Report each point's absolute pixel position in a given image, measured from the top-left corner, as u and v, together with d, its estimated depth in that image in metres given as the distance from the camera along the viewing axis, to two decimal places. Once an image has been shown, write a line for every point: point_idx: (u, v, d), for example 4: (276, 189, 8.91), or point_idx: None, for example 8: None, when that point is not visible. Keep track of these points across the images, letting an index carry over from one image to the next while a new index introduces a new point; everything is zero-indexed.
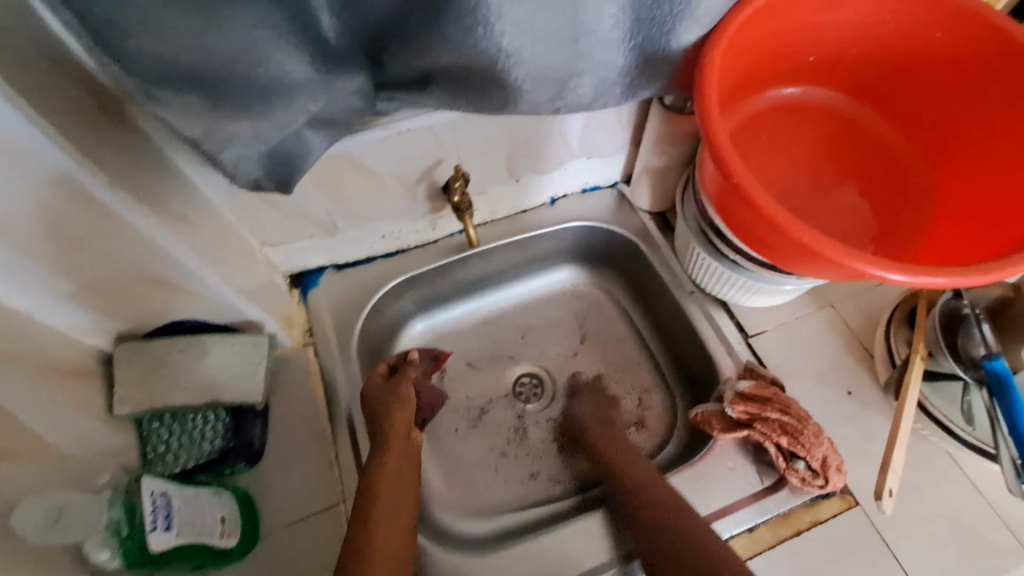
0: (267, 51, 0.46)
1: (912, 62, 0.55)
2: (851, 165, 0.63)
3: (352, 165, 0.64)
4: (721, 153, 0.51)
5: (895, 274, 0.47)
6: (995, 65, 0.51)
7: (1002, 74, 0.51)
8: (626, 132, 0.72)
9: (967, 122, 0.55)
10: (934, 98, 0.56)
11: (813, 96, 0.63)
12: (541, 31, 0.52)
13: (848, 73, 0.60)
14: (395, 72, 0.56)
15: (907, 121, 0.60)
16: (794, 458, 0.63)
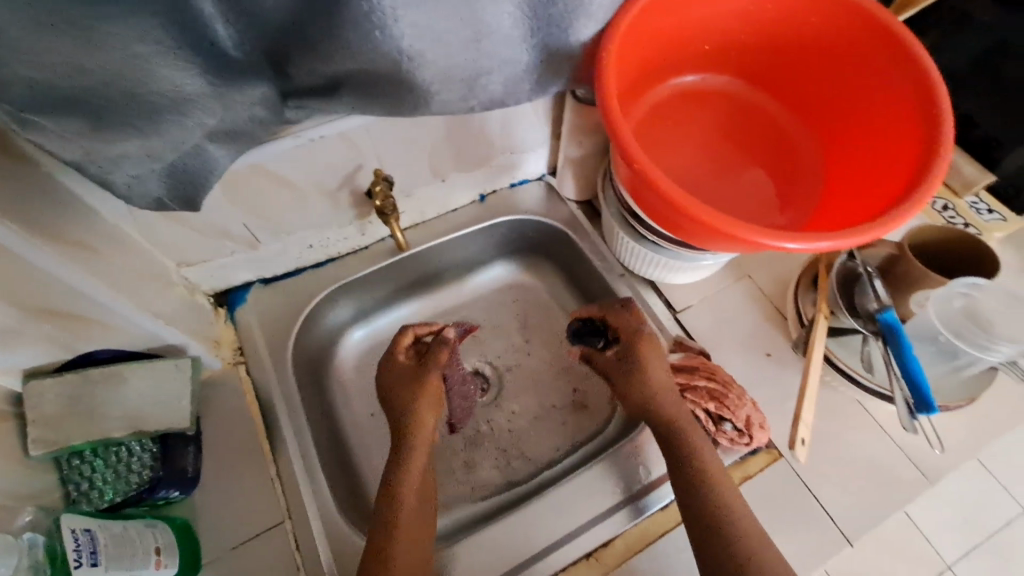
0: (150, 67, 0.40)
1: (796, 45, 0.57)
2: (751, 148, 0.64)
3: (265, 175, 0.60)
4: (622, 140, 0.51)
5: (791, 244, 0.48)
6: (865, 43, 0.53)
7: (871, 52, 0.53)
8: (545, 124, 0.75)
9: (846, 100, 0.57)
10: (821, 79, 0.58)
11: (710, 83, 0.64)
12: (442, 33, 0.48)
13: (741, 59, 0.61)
14: (303, 81, 0.51)
15: (796, 103, 0.62)
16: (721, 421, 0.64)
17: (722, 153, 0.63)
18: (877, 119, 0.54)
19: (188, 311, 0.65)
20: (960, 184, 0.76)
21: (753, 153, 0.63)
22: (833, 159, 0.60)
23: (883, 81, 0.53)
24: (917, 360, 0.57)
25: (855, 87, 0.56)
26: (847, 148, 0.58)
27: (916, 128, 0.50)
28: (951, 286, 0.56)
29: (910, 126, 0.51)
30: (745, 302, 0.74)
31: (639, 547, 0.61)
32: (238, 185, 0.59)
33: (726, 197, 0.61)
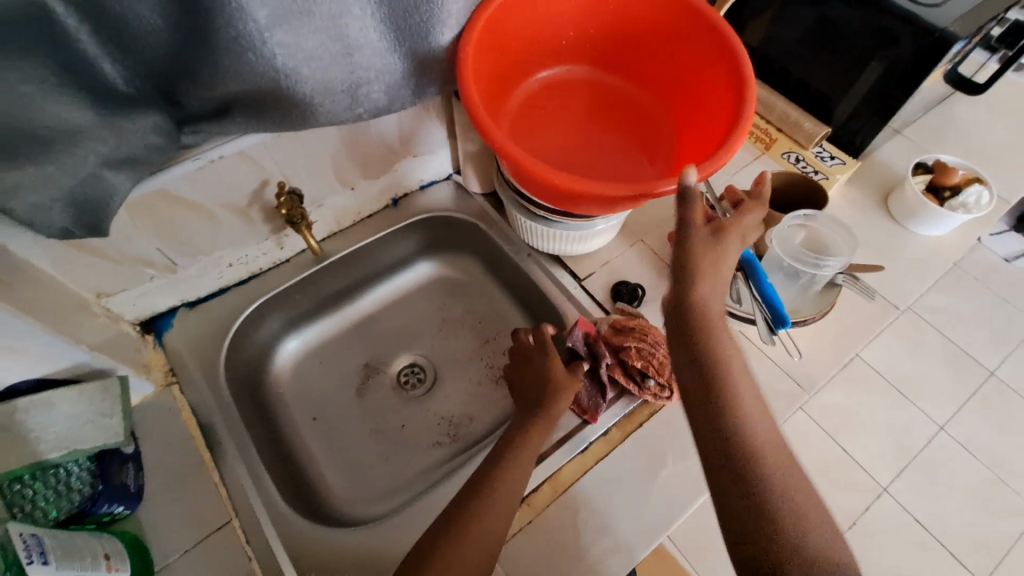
0: (39, 104, 0.45)
1: (634, 32, 0.67)
2: (615, 123, 0.72)
3: (173, 200, 0.64)
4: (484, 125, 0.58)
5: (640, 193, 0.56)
6: (683, 22, 0.63)
7: (690, 29, 0.62)
8: (439, 126, 0.82)
9: (680, 71, 0.66)
10: (658, 58, 0.67)
11: (573, 72, 0.73)
12: (313, 50, 0.55)
13: (594, 48, 0.70)
14: (194, 107, 0.57)
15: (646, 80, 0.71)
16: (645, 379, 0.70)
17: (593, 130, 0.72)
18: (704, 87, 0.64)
19: (113, 339, 0.68)
20: (805, 138, 0.88)
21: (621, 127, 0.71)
22: (680, 124, 0.69)
23: (704, 53, 0.63)
24: (771, 286, 0.67)
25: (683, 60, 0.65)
26: (688, 115, 0.67)
27: (730, 90, 0.60)
28: (786, 220, 0.67)
29: (726, 87, 0.60)
30: (638, 262, 0.83)
31: (566, 486, 0.67)
32: (145, 210, 0.63)
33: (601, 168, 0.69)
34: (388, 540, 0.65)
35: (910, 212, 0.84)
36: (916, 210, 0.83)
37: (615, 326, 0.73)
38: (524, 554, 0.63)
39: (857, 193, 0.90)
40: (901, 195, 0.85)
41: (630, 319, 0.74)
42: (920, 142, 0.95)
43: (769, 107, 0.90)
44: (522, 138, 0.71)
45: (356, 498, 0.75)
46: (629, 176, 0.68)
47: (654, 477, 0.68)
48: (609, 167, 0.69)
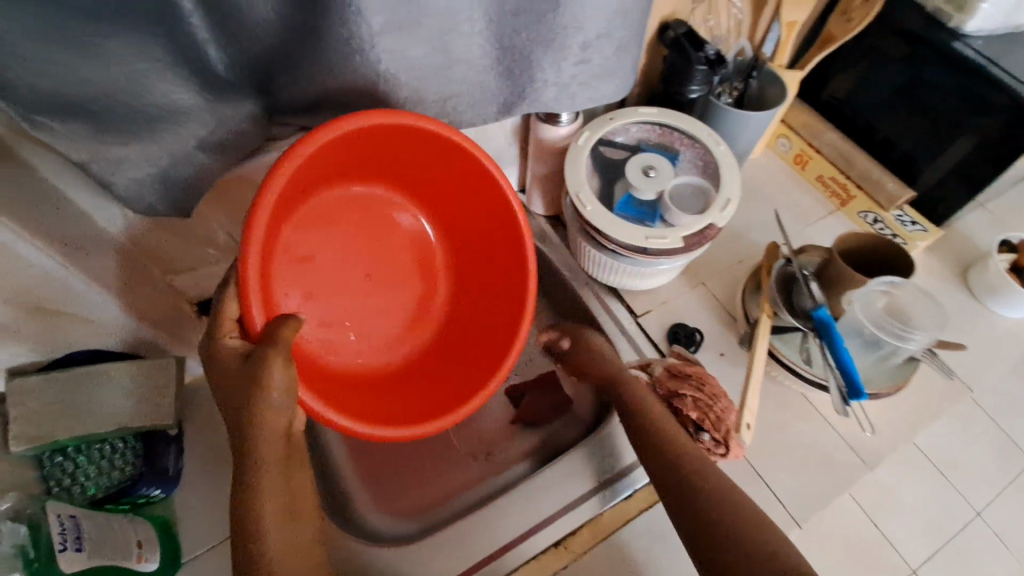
0: (151, 82, 0.45)
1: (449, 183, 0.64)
2: (383, 269, 0.68)
3: (251, 188, 0.64)
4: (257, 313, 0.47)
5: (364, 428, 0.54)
6: (500, 242, 0.65)
7: (508, 249, 0.64)
8: (513, 144, 0.81)
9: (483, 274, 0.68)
10: (451, 206, 0.67)
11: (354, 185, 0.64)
12: (414, 58, 0.54)
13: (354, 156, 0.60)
14: (288, 100, 0.57)
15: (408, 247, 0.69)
16: (699, 431, 0.66)
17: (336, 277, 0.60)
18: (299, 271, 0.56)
19: (173, 317, 0.68)
20: (885, 200, 0.85)
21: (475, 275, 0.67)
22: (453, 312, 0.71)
23: (503, 274, 0.66)
24: (847, 351, 0.63)
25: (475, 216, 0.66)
26: (463, 323, 0.70)
27: (509, 329, 0.63)
28: (870, 283, 0.64)
29: (506, 320, 0.64)
30: (700, 306, 0.80)
31: (606, 534, 0.64)
32: (223, 194, 0.63)
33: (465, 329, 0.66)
34: (417, 561, 0.62)
35: (992, 288, 0.80)
36: (998, 288, 0.79)
37: (670, 370, 0.70)
38: None
39: (934, 262, 0.86)
40: (983, 270, 0.81)
41: (688, 365, 0.70)
42: (1003, 216, 0.91)
43: (850, 161, 0.88)
44: (304, 370, 0.58)
45: (383, 512, 0.72)
46: (366, 370, 0.66)
47: None
48: (368, 331, 0.67)
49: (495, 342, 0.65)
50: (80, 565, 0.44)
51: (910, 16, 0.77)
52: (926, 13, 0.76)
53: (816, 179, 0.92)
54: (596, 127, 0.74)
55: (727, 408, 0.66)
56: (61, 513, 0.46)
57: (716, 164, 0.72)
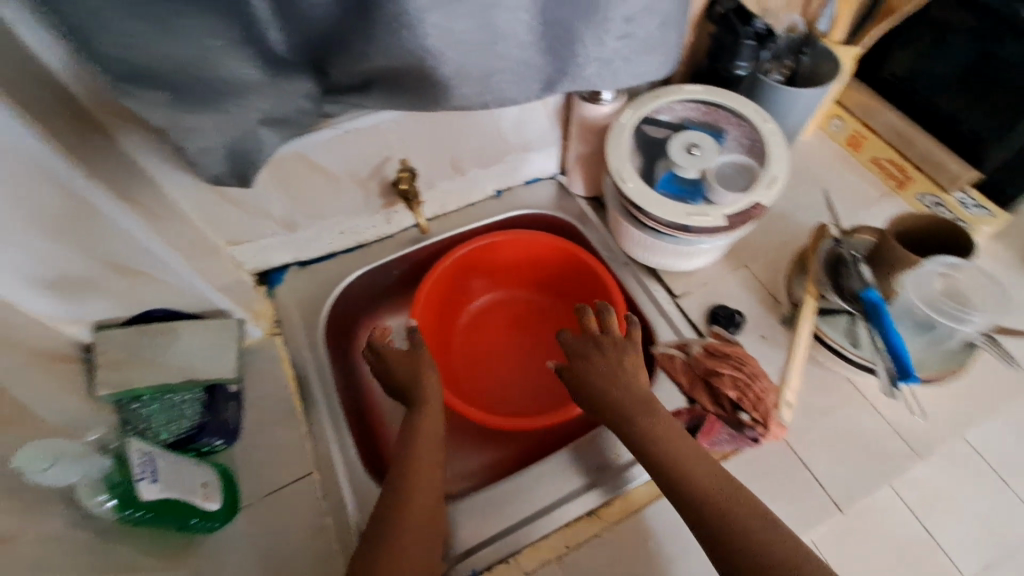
0: (220, 58, 0.48)
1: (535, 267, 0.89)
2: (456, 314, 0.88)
3: (306, 164, 0.68)
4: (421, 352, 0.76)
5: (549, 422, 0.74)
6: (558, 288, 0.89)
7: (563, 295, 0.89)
8: (554, 124, 0.83)
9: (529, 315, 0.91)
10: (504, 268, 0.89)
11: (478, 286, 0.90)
12: (463, 34, 0.55)
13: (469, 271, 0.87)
14: (339, 80, 0.60)
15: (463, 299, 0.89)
16: (737, 410, 0.66)
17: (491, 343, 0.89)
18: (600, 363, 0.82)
19: (235, 285, 0.73)
20: (948, 181, 0.80)
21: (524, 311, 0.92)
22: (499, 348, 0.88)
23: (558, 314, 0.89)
24: (897, 334, 0.62)
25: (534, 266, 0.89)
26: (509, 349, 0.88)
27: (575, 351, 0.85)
28: (929, 264, 0.61)
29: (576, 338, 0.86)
30: (742, 289, 0.79)
31: (637, 508, 0.65)
32: (281, 169, 0.67)
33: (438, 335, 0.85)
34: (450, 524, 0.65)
35: None
36: None
37: (709, 349, 0.70)
38: (587, 565, 0.61)
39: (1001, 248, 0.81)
40: None
41: (725, 344, 0.70)
42: None
43: (909, 142, 0.84)
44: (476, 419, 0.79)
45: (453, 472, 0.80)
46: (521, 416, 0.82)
47: None
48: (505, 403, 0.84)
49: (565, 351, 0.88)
50: (154, 494, 0.50)
51: None
52: None
53: (871, 161, 0.89)
54: (640, 105, 0.74)
55: (763, 386, 0.66)
56: (142, 448, 0.52)
57: (762, 143, 0.71)
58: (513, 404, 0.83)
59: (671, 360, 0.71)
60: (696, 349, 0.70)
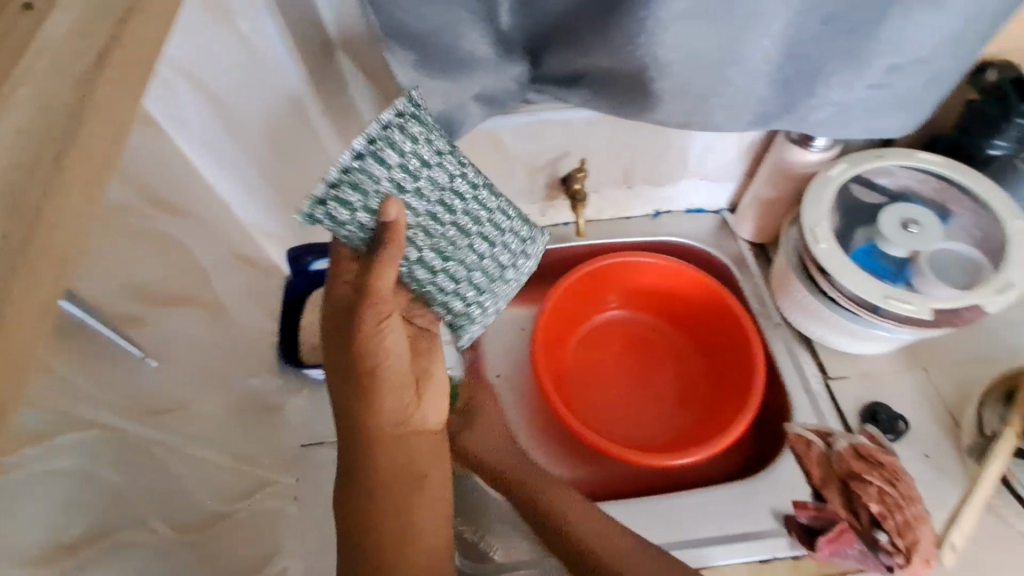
0: (466, 29, 0.51)
1: (677, 299, 0.83)
2: (579, 319, 0.84)
3: (491, 141, 0.70)
4: (536, 344, 0.74)
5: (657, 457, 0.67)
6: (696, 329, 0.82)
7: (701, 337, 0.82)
8: (744, 158, 0.77)
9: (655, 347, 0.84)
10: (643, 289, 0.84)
11: (610, 300, 0.86)
12: (696, 49, 0.53)
13: (604, 282, 0.83)
14: (554, 68, 0.60)
15: (589, 308, 0.85)
16: (874, 527, 0.57)
17: (605, 359, 0.83)
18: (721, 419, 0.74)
19: None
20: None
21: (651, 340, 0.85)
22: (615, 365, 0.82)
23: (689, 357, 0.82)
24: None
25: (675, 297, 0.83)
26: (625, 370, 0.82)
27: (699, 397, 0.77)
28: None
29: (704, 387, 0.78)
30: (914, 394, 0.68)
31: None
32: (468, 142, 0.69)
33: (559, 335, 0.82)
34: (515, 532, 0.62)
35: None
36: None
37: (857, 451, 0.62)
38: None
39: None
40: None
41: (879, 452, 0.62)
42: None
43: None
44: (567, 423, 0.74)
45: None
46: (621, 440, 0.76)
47: None
48: (606, 421, 0.77)
49: (686, 394, 0.79)
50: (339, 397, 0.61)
51: None
52: None
53: None
54: (857, 160, 0.66)
55: (916, 518, 0.57)
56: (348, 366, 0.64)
57: (998, 240, 0.60)
58: (612, 427, 0.77)
59: (806, 446, 0.64)
60: (841, 446, 0.63)
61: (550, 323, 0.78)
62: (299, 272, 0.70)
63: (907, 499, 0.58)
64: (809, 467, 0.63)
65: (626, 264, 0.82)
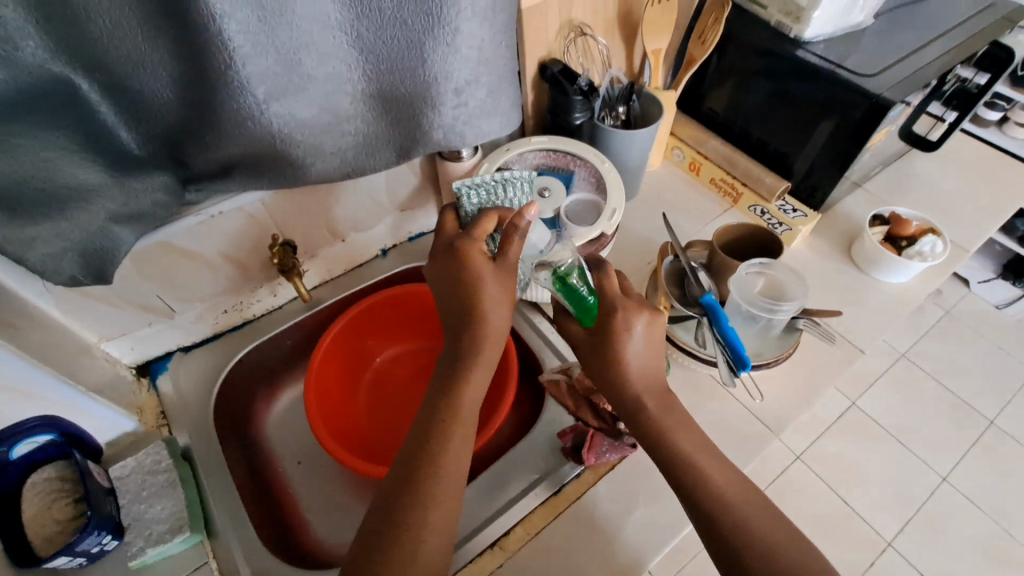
0: (58, 167, 0.51)
1: (427, 316, 0.93)
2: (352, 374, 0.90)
3: (174, 251, 0.70)
4: (311, 418, 0.76)
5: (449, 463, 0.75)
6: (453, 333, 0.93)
7: None
8: (426, 183, 0.89)
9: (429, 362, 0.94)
10: (397, 320, 0.92)
11: (373, 343, 0.93)
12: (305, 117, 0.60)
13: (359, 332, 0.89)
14: (196, 166, 0.63)
15: (358, 359, 0.91)
16: (616, 422, 0.71)
17: (393, 396, 0.91)
18: (486, 393, 0.86)
19: (110, 382, 0.73)
20: (767, 193, 0.93)
21: (424, 359, 0.94)
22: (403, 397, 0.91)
23: None
24: (732, 328, 0.70)
25: (426, 315, 0.92)
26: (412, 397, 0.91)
27: None
28: (744, 266, 0.72)
29: None
30: None
31: (539, 530, 0.68)
32: (147, 262, 0.68)
33: (337, 398, 0.86)
34: None
35: (872, 260, 0.88)
36: (877, 258, 0.87)
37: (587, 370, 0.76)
38: None
39: (822, 242, 0.94)
40: (862, 244, 0.90)
41: None
42: (880, 196, 1.01)
43: (734, 163, 0.97)
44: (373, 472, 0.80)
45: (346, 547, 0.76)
46: None
47: (626, 518, 0.68)
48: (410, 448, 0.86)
49: None
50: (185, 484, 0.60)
51: (756, 32, 0.88)
52: (772, 28, 0.87)
53: (710, 182, 1.02)
54: (493, 159, 0.82)
55: None
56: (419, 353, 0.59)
57: (602, 179, 0.81)
58: None
59: (557, 384, 0.76)
60: (577, 372, 0.76)
61: (321, 393, 0.82)
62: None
63: None
64: (564, 400, 0.75)
65: (371, 309, 0.88)
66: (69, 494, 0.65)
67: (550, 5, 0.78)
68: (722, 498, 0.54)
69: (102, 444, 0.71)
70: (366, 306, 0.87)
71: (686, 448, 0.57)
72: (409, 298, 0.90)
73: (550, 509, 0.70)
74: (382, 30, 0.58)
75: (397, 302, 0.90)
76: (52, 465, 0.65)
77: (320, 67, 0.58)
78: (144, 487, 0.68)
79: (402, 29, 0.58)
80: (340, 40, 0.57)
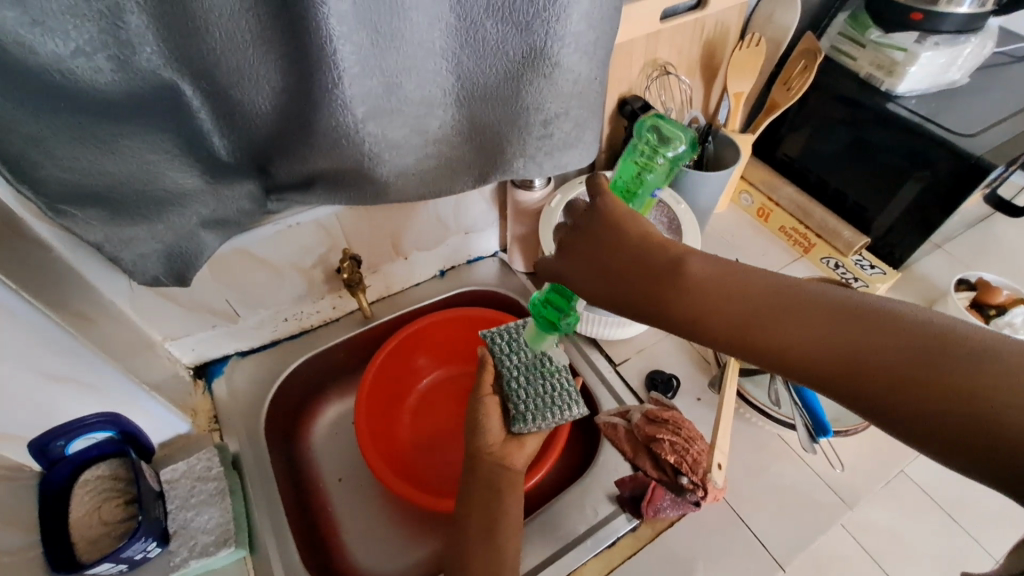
0: (160, 171, 0.52)
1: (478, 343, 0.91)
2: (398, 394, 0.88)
3: (248, 258, 0.70)
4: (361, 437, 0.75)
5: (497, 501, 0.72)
6: None
7: None
8: (493, 208, 0.88)
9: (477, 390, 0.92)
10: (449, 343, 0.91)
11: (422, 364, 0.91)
12: (394, 137, 0.60)
13: (411, 351, 0.88)
14: (282, 177, 0.63)
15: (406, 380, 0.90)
16: (678, 475, 0.65)
17: (438, 421, 0.89)
18: None
19: (170, 381, 0.73)
20: (844, 247, 0.90)
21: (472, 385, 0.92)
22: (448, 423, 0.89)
23: None
24: None
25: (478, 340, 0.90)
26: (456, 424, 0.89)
27: None
28: None
29: None
30: (678, 353, 0.84)
31: None
32: (222, 267, 0.69)
33: (385, 419, 0.85)
34: None
35: None
36: None
37: (648, 416, 0.71)
38: None
39: None
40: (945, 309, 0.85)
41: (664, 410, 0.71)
42: (961, 258, 0.96)
43: (808, 213, 0.94)
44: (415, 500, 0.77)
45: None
46: None
47: None
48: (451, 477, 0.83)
49: None
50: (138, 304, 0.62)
51: (844, 82, 0.86)
52: (859, 80, 0.85)
53: (779, 229, 0.99)
54: (567, 189, 0.81)
55: (699, 449, 0.66)
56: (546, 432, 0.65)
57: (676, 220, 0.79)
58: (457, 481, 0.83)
59: (614, 429, 0.72)
60: (636, 418, 0.71)
61: (370, 412, 0.80)
62: (56, 461, 0.61)
63: (685, 435, 0.66)
64: (623, 449, 0.71)
65: (426, 330, 0.87)
66: (122, 494, 0.65)
67: (638, 42, 0.77)
68: (861, 372, 0.35)
69: (156, 445, 0.71)
70: (421, 326, 0.86)
71: (797, 342, 0.38)
72: (463, 323, 0.88)
73: (602, 562, 0.66)
74: (479, 58, 0.58)
75: (452, 326, 0.88)
76: (106, 462, 0.65)
77: (414, 89, 0.57)
78: (193, 494, 0.67)
79: (501, 59, 0.58)
80: (440, 65, 0.57)
